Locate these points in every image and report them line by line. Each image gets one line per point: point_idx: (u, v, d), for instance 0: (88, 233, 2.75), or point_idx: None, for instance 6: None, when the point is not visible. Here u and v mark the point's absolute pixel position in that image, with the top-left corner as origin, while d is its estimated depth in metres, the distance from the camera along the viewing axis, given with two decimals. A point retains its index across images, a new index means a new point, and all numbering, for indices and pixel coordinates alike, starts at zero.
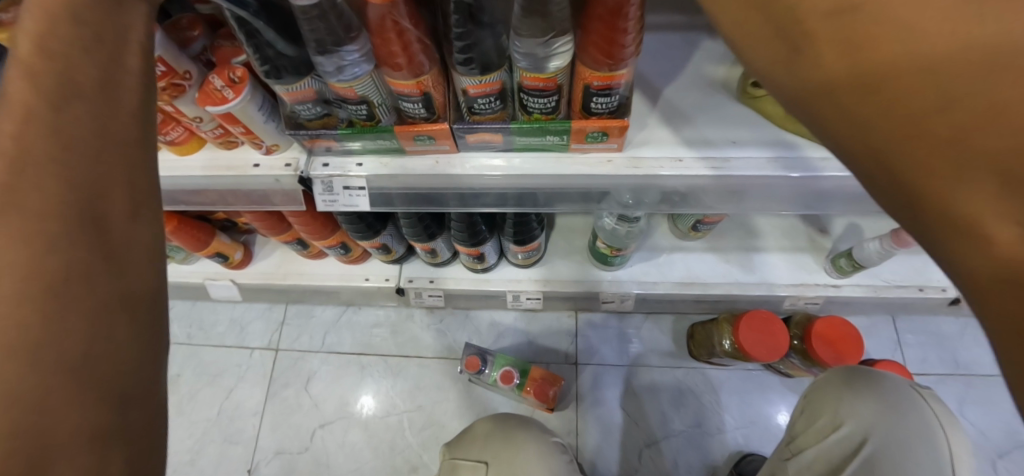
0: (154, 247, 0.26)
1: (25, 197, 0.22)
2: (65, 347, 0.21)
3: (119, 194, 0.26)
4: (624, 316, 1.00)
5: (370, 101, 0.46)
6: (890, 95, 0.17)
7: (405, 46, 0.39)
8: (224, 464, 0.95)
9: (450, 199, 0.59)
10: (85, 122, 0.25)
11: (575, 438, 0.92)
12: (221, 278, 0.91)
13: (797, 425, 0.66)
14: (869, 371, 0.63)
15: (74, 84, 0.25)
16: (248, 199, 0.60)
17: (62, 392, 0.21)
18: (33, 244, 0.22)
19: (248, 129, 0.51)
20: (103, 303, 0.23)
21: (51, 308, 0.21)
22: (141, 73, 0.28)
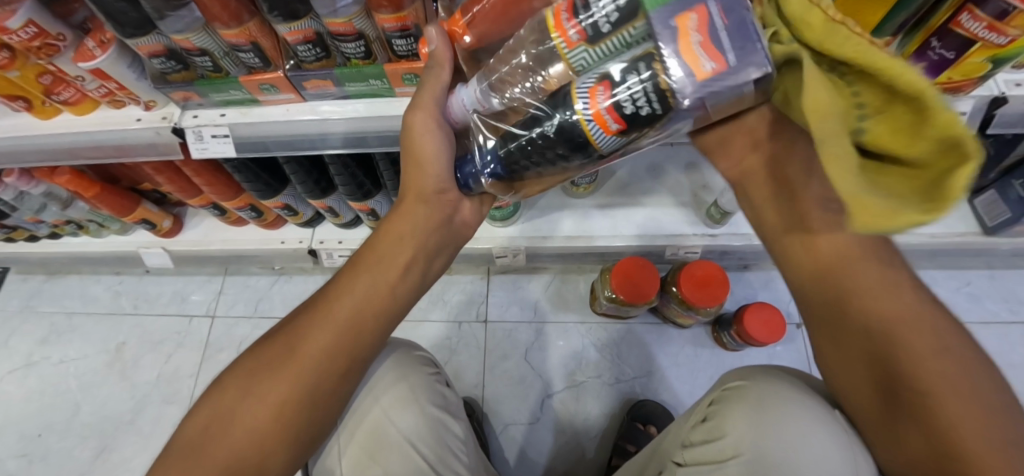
0: (313, 364, 0.41)
1: (345, 300, 0.43)
2: (319, 377, 0.41)
3: (335, 331, 0.42)
4: (533, 278, 1.07)
5: (210, 52, 0.54)
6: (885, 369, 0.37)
7: (220, 5, 0.46)
8: (162, 422, 1.03)
9: (329, 142, 0.64)
10: (354, 307, 0.43)
11: (482, 389, 0.99)
12: (154, 246, 1.01)
13: (695, 433, 0.52)
14: (777, 375, 0.50)
15: (378, 280, 0.45)
16: (137, 155, 0.68)
17: (303, 390, 0.41)
18: (344, 319, 0.43)
19: (122, 85, 0.60)
20: (329, 355, 0.42)
21: (331, 339, 0.42)
22: (350, 322, 0.43)
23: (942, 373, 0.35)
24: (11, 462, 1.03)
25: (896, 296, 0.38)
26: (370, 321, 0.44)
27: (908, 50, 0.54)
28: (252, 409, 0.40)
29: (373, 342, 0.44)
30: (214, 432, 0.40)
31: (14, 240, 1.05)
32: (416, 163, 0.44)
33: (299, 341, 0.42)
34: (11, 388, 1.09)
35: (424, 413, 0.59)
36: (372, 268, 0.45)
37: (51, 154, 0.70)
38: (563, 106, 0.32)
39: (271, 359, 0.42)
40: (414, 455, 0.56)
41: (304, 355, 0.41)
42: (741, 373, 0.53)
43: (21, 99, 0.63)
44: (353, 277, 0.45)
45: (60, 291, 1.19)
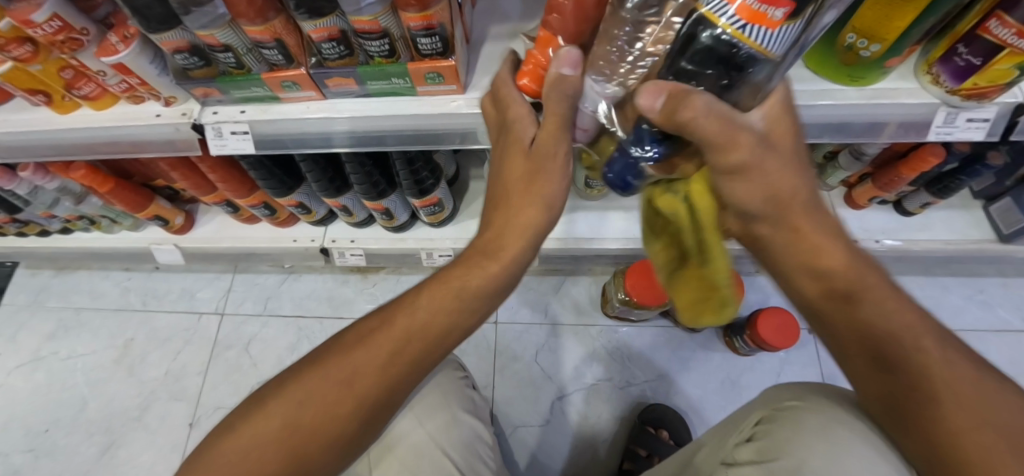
0: (363, 384, 0.41)
1: (410, 326, 0.43)
2: (364, 402, 0.41)
3: (390, 355, 0.42)
4: (543, 280, 1.07)
5: (234, 48, 0.54)
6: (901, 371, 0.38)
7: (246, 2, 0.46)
8: (169, 418, 1.03)
9: (337, 141, 0.65)
10: (416, 333, 0.42)
11: (492, 391, 0.98)
12: (165, 243, 1.01)
13: (740, 453, 0.48)
14: (827, 393, 0.49)
15: (444, 321, 0.43)
16: (154, 150, 0.68)
17: (349, 414, 0.40)
18: (404, 344, 0.42)
19: (143, 81, 0.60)
20: (375, 379, 0.41)
21: (388, 364, 0.41)
22: (407, 351, 0.42)
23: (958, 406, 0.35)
24: (18, 457, 1.02)
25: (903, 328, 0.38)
26: (401, 365, 0.42)
27: (934, 55, 0.54)
28: (289, 431, 0.39)
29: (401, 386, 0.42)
30: (241, 450, 0.38)
31: (25, 234, 1.05)
32: (520, 176, 0.42)
33: (355, 357, 0.41)
34: (18, 383, 1.09)
35: (454, 417, 0.59)
36: (417, 312, 0.43)
37: (68, 149, 0.70)
38: (700, 24, 0.26)
39: (322, 372, 0.41)
40: (443, 458, 0.55)
41: (357, 376, 0.41)
42: (789, 394, 0.50)
43: (41, 94, 0.64)
44: (428, 305, 0.43)
45: (69, 286, 1.19)
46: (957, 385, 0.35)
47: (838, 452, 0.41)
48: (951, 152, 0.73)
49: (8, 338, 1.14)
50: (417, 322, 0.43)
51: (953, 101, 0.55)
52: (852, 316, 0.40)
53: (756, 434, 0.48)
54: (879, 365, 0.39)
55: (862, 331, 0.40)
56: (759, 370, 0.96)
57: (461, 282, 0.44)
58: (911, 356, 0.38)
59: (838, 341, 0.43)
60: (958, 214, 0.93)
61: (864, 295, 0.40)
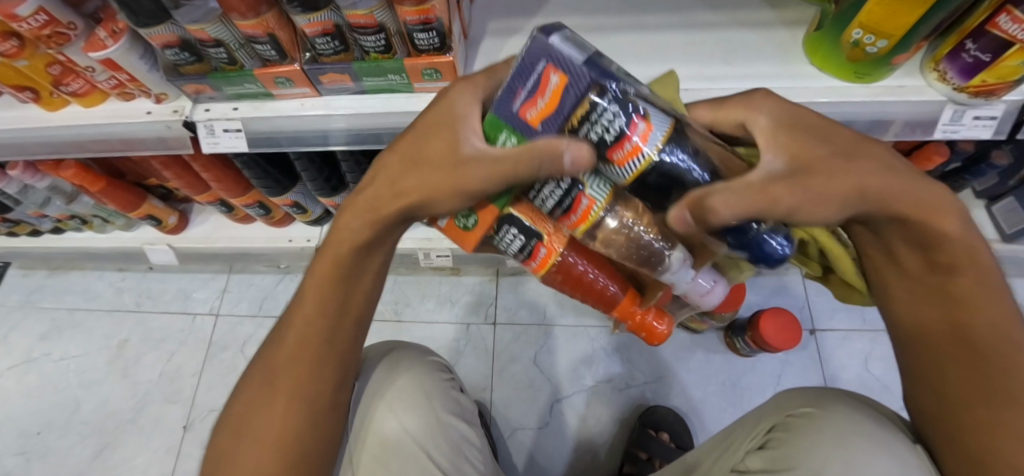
0: (298, 387, 0.39)
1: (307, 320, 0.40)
2: (311, 399, 0.39)
3: (306, 349, 0.40)
4: (542, 280, 1.06)
5: (225, 43, 0.52)
6: (975, 364, 0.37)
7: None
8: (163, 420, 1.01)
9: (335, 138, 0.63)
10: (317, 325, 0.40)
11: (491, 393, 0.97)
12: (159, 243, 0.99)
13: (752, 461, 0.48)
14: (835, 396, 0.47)
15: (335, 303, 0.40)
16: (144, 148, 0.66)
17: (293, 419, 0.39)
18: (309, 337, 0.40)
19: (133, 77, 0.58)
20: (305, 376, 0.39)
21: (305, 361, 0.39)
22: (316, 341, 0.40)
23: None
24: (9, 461, 1.01)
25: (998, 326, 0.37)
26: (348, 325, 0.42)
27: (942, 51, 0.53)
28: (245, 448, 0.38)
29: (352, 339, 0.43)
30: (229, 440, 0.39)
31: (17, 234, 1.03)
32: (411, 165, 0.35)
33: (277, 371, 0.39)
34: (9, 384, 1.07)
35: (437, 418, 0.57)
36: (335, 264, 0.39)
37: (57, 147, 0.68)
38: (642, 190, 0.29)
39: (256, 390, 0.40)
40: (426, 461, 0.53)
41: (289, 384, 0.39)
42: (802, 398, 0.49)
43: (28, 90, 0.62)
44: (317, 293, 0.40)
45: (62, 286, 1.17)
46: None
47: (852, 459, 0.40)
48: (956, 150, 0.72)
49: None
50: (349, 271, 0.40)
51: (961, 99, 0.54)
52: (952, 292, 0.38)
53: (769, 442, 0.48)
54: (957, 354, 0.38)
55: (939, 321, 0.39)
56: (761, 371, 0.95)
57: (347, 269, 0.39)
58: (980, 351, 0.37)
59: (917, 319, 0.41)
60: None
61: (968, 274, 0.37)
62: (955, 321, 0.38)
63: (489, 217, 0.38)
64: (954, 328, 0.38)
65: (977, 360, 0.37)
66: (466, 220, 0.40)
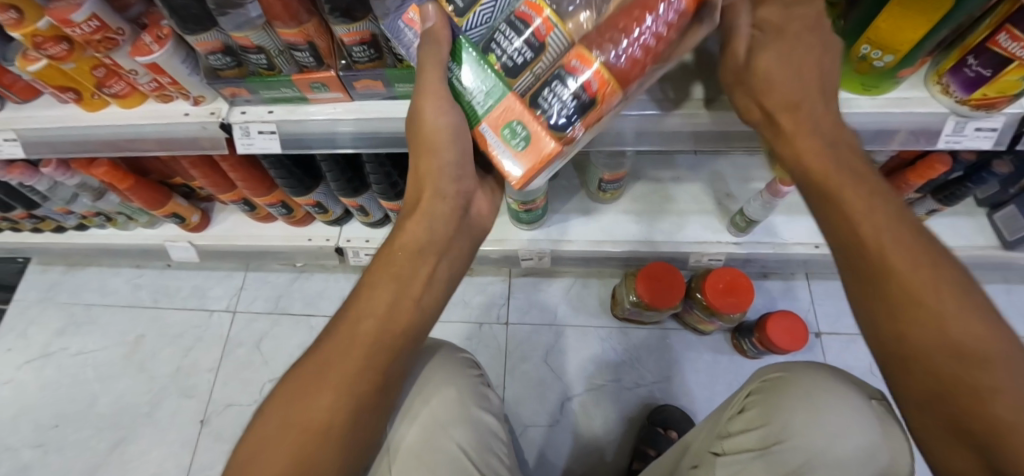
0: (350, 372, 0.41)
1: (364, 311, 0.43)
2: (348, 388, 0.41)
3: (361, 339, 0.42)
4: (554, 282, 1.08)
5: (266, 49, 0.55)
6: (916, 325, 0.34)
7: (283, 4, 0.48)
8: (180, 415, 1.03)
9: (342, 139, 0.66)
10: (376, 314, 0.43)
11: (502, 390, 0.99)
12: (180, 240, 1.01)
13: (734, 425, 0.54)
14: (817, 367, 0.52)
15: (387, 294, 0.44)
16: (179, 147, 0.69)
17: (338, 404, 0.40)
18: (364, 326, 0.43)
19: (174, 80, 0.61)
20: (356, 363, 0.41)
21: (362, 349, 0.42)
22: (375, 333, 0.42)
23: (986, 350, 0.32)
24: (27, 452, 1.02)
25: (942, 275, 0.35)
26: (394, 336, 0.43)
27: (944, 66, 0.56)
28: (291, 435, 0.39)
29: (400, 355, 0.44)
30: (275, 429, 0.40)
31: (39, 230, 1.06)
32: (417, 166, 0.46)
33: (326, 361, 0.42)
34: (27, 378, 1.09)
35: (470, 415, 0.59)
36: (391, 267, 0.45)
37: (93, 146, 0.70)
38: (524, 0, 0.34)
39: (303, 382, 0.41)
40: (460, 458, 0.55)
41: (337, 373, 0.41)
42: (776, 365, 0.55)
43: (71, 91, 0.65)
44: (376, 288, 0.44)
45: (80, 283, 1.19)
46: (965, 324, 0.33)
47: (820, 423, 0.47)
48: (957, 160, 0.76)
49: (17, 334, 1.14)
50: (403, 276, 0.45)
51: (963, 110, 0.57)
52: (866, 255, 0.37)
53: (748, 406, 0.54)
54: (895, 315, 0.36)
55: (878, 285, 0.37)
56: None
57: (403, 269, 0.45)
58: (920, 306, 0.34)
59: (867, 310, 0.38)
60: (962, 221, 0.95)
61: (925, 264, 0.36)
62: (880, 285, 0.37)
63: (517, 102, 0.34)
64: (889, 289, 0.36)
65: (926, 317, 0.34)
66: (516, 131, 0.34)
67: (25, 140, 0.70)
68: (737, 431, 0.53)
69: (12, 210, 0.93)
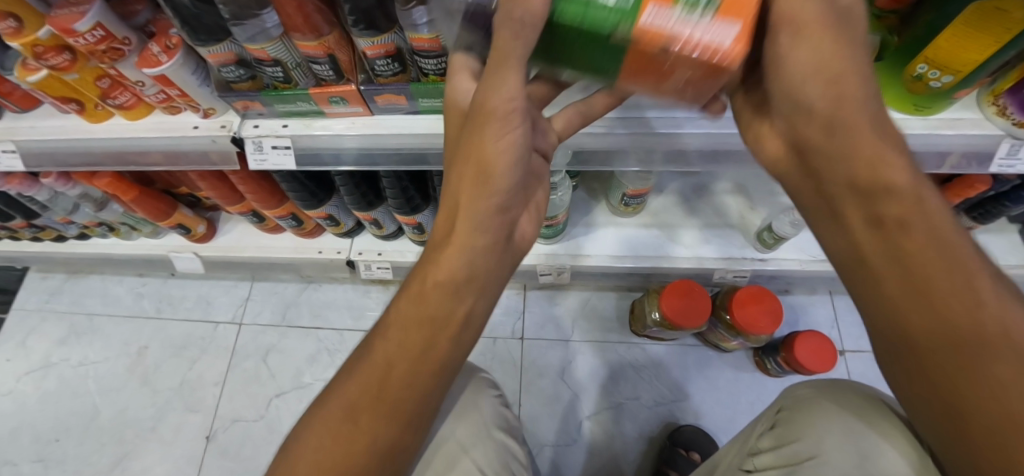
0: (377, 410, 0.38)
1: (392, 345, 0.39)
2: (382, 430, 0.38)
3: (395, 375, 0.38)
4: (570, 295, 1.05)
5: (283, 62, 0.52)
6: (934, 336, 0.31)
7: (304, 15, 0.44)
8: (184, 430, 1.00)
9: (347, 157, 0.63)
10: (406, 348, 0.39)
11: (518, 407, 0.96)
12: (185, 251, 0.98)
13: (763, 441, 0.50)
14: (847, 385, 0.49)
15: (434, 337, 0.39)
16: (188, 161, 0.65)
17: (365, 445, 0.38)
18: (395, 362, 0.39)
19: (183, 92, 0.57)
20: (380, 404, 0.38)
21: (388, 392, 0.38)
22: (410, 370, 0.38)
23: (991, 341, 0.29)
24: (27, 467, 0.99)
25: (947, 254, 0.31)
26: (426, 373, 0.39)
27: (1003, 86, 0.52)
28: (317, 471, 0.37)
29: (429, 389, 0.39)
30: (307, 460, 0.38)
31: (39, 239, 1.02)
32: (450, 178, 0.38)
33: (355, 401, 0.39)
34: (27, 390, 1.06)
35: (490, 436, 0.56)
36: (419, 303, 0.39)
37: (96, 159, 0.67)
38: None
39: (333, 413, 0.39)
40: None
41: (364, 413, 0.38)
42: (811, 383, 0.51)
43: (73, 102, 0.61)
44: (412, 325, 0.39)
45: (81, 291, 1.16)
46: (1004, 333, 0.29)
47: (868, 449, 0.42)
48: (999, 179, 0.73)
49: (17, 343, 1.11)
50: (437, 320, 0.38)
51: (1020, 133, 0.54)
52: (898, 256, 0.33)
53: (779, 421, 0.50)
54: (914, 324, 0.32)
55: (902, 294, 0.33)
56: None
57: (441, 302, 0.38)
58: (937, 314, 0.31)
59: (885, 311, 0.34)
60: (994, 238, 0.92)
61: (924, 237, 0.32)
62: (897, 294, 0.33)
63: None
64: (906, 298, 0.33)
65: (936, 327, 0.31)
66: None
67: (25, 152, 0.67)
68: (767, 449, 0.48)
69: (11, 220, 0.89)
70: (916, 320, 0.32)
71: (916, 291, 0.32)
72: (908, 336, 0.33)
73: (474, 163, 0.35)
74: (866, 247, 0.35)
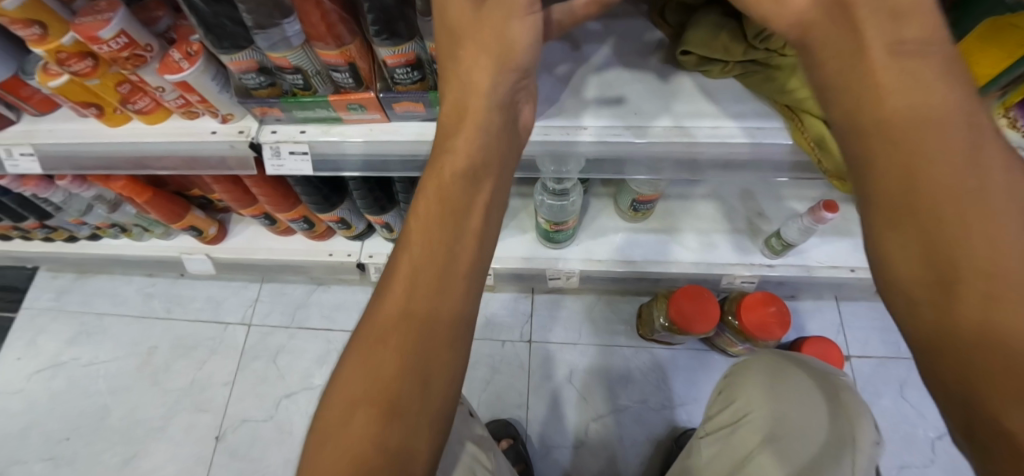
0: (399, 339, 0.36)
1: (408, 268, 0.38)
2: (395, 355, 0.35)
3: (408, 290, 0.37)
4: (577, 299, 1.06)
5: (304, 70, 0.52)
6: (949, 261, 0.24)
7: (328, 24, 0.45)
8: (194, 430, 1.01)
9: (350, 165, 0.64)
10: (426, 269, 0.38)
11: (526, 410, 0.97)
12: (196, 252, 0.99)
13: (715, 407, 0.65)
14: (774, 352, 0.62)
15: (454, 251, 0.38)
16: (205, 165, 0.66)
17: (390, 380, 0.34)
18: (413, 286, 0.37)
19: (203, 98, 0.58)
20: (399, 329, 0.36)
21: (410, 322, 0.36)
22: (427, 289, 0.37)
23: (1003, 236, 0.23)
24: (37, 465, 1.00)
25: (969, 156, 0.25)
26: (452, 293, 0.37)
27: (1014, 99, 0.53)
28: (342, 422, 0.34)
29: (448, 314, 0.37)
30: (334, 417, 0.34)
31: (50, 239, 1.03)
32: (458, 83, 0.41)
33: (375, 329, 0.37)
34: (37, 389, 1.07)
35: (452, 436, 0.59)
36: (440, 203, 0.39)
37: (114, 162, 0.68)
38: None
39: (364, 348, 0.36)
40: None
41: (385, 343, 0.36)
42: (749, 356, 0.65)
43: (93, 107, 0.62)
44: (425, 242, 0.38)
45: (90, 291, 1.17)
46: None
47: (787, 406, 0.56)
48: None
49: (27, 342, 1.12)
50: (457, 219, 0.39)
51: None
52: (908, 165, 0.26)
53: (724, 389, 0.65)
54: (917, 248, 0.25)
55: (918, 204, 0.25)
56: None
57: (455, 212, 0.39)
58: (943, 232, 0.24)
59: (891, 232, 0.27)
60: None
61: (947, 144, 0.25)
62: (906, 206, 0.26)
63: None
64: (917, 214, 0.25)
65: (956, 249, 0.24)
66: None
67: (43, 155, 0.67)
68: (715, 414, 0.64)
69: (25, 220, 0.90)
70: (903, 270, 0.26)
71: (913, 177, 0.26)
72: (902, 235, 0.26)
73: (493, 49, 0.40)
74: (876, 158, 0.28)
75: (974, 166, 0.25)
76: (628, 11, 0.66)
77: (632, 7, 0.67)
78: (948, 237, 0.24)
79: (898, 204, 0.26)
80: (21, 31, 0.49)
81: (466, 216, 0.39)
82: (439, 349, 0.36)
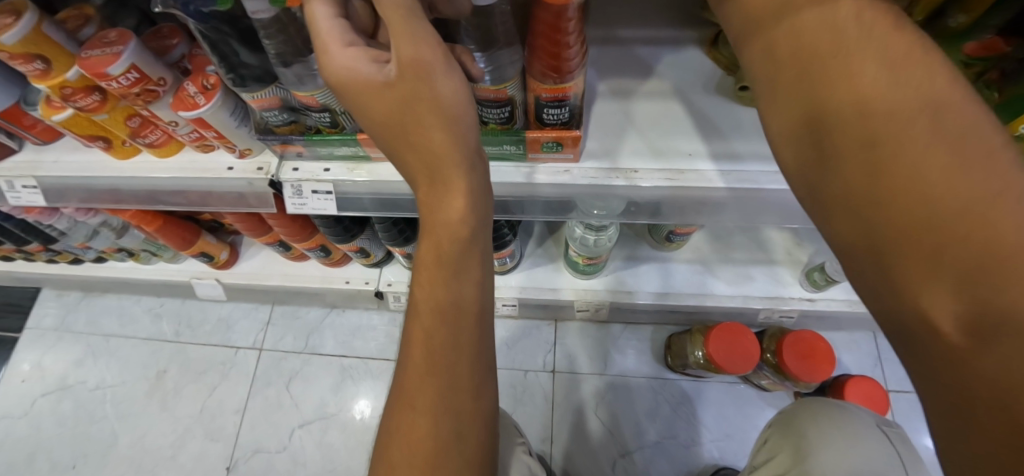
0: (431, 397, 0.38)
1: (425, 334, 0.38)
2: (430, 416, 0.37)
3: (426, 362, 0.38)
4: (603, 326, 1.02)
5: (332, 109, 0.48)
6: (897, 218, 0.20)
7: None
8: (204, 460, 0.97)
9: (368, 204, 0.60)
10: (433, 327, 0.38)
11: (551, 443, 0.93)
12: (207, 277, 0.95)
13: (760, 456, 0.61)
14: (824, 400, 0.60)
15: (452, 305, 0.38)
16: (221, 200, 0.62)
17: (428, 433, 0.37)
18: (428, 348, 0.38)
19: (220, 134, 0.53)
20: (429, 390, 0.38)
21: (431, 381, 0.38)
22: (442, 349, 0.38)
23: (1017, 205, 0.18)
24: None
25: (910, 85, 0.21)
26: (465, 335, 0.38)
27: None
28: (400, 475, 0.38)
29: (467, 362, 0.38)
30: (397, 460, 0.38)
31: (56, 261, 0.99)
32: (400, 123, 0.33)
33: (408, 400, 0.38)
34: (43, 412, 1.04)
35: None
36: (439, 254, 0.37)
37: (123, 195, 0.63)
38: None
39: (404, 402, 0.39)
40: None
41: (417, 406, 0.38)
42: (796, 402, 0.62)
43: (100, 139, 0.57)
44: (433, 306, 0.38)
45: (97, 312, 1.13)
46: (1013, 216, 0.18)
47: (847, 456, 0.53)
48: None
49: (33, 362, 1.08)
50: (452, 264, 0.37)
51: None
52: (821, 113, 0.23)
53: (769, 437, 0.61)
54: (858, 200, 0.22)
55: (844, 159, 0.22)
56: None
57: (448, 267, 0.37)
58: (880, 182, 0.21)
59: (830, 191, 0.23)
60: None
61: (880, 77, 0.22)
62: (835, 157, 0.23)
63: None
64: (849, 171, 0.22)
65: (899, 208, 0.20)
66: None
67: (47, 188, 0.63)
68: (761, 464, 0.60)
69: (29, 244, 0.86)
70: (849, 217, 0.23)
71: (876, 155, 0.21)
72: (879, 269, 0.22)
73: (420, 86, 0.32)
74: (797, 117, 0.25)
75: (931, 100, 0.20)
76: (678, 37, 0.61)
77: (683, 32, 0.61)
78: (887, 191, 0.21)
79: (836, 160, 0.23)
80: (22, 66, 0.44)
81: (457, 266, 0.37)
82: (465, 397, 0.38)
